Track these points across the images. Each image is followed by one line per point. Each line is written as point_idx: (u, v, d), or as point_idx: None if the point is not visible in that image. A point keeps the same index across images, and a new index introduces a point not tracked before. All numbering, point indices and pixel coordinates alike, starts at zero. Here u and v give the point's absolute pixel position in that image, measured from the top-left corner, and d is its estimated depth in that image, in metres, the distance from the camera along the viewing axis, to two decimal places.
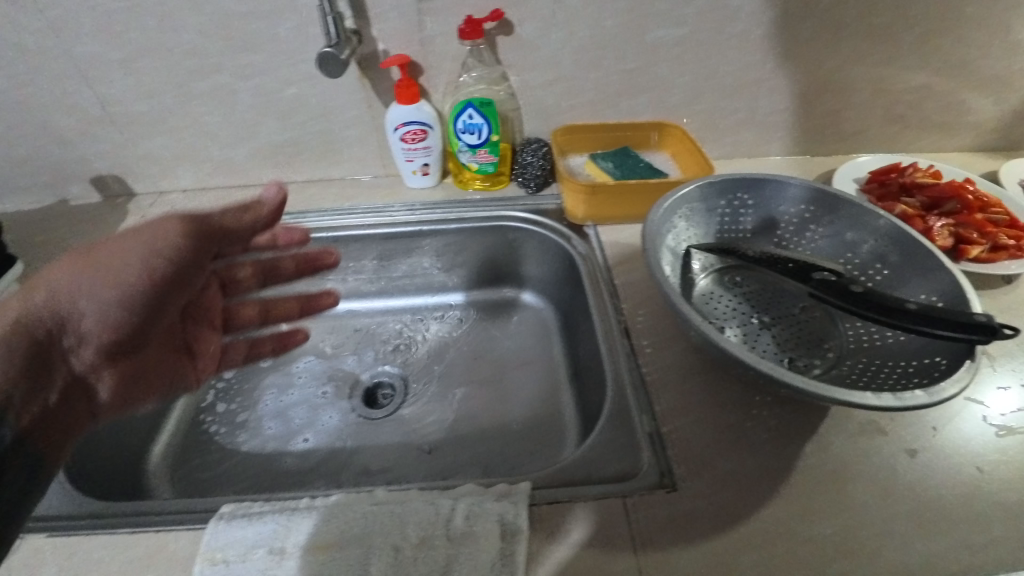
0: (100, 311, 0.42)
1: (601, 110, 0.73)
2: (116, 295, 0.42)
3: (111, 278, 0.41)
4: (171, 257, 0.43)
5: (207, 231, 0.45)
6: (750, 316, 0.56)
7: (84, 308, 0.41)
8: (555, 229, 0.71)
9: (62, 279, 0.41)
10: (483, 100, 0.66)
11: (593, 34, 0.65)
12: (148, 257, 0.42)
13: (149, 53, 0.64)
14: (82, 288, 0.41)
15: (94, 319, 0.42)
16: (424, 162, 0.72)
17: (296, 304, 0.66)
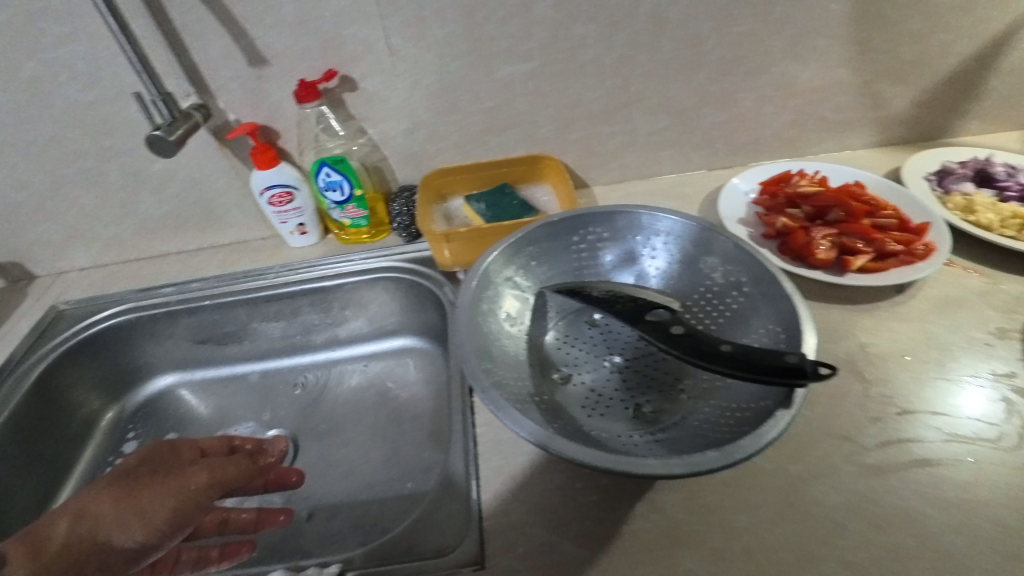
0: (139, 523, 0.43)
1: (471, 150, 0.72)
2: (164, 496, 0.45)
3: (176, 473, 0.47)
4: (181, 500, 0.45)
5: (225, 468, 0.50)
6: (603, 359, 0.53)
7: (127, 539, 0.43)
8: (433, 276, 0.70)
9: (104, 514, 0.43)
10: (335, 157, 0.65)
11: (439, 79, 0.65)
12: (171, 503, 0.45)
13: (15, 147, 0.66)
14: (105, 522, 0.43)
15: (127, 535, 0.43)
16: (298, 222, 0.72)
17: (254, 513, 0.60)
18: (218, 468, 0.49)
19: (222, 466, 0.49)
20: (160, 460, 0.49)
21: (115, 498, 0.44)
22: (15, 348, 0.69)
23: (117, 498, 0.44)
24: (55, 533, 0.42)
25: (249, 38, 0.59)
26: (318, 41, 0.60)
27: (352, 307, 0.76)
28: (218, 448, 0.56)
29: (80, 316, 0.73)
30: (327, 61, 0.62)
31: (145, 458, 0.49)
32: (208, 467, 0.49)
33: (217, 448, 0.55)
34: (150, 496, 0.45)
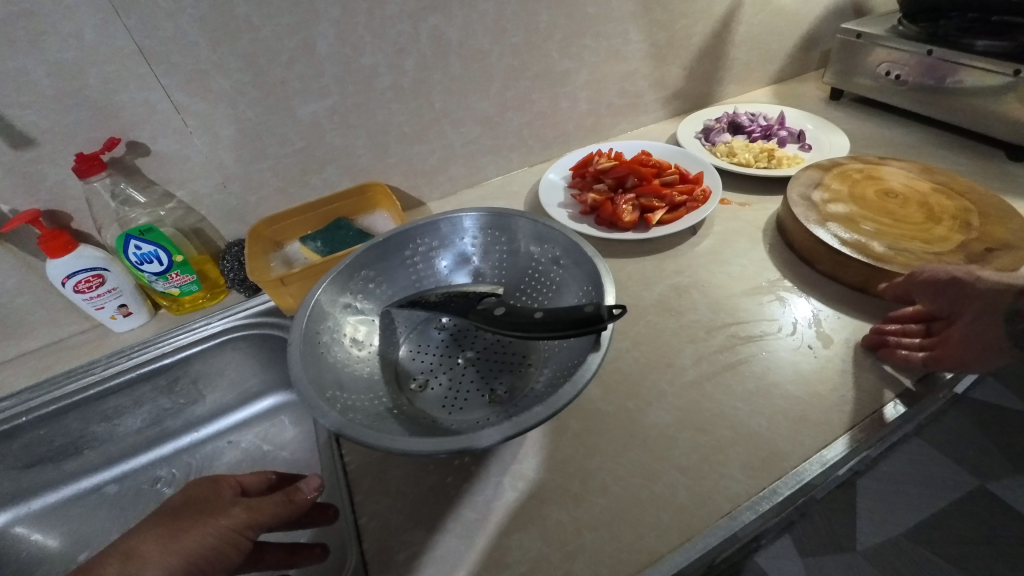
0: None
1: (295, 192, 0.73)
2: (205, 534, 0.38)
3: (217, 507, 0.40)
4: (219, 540, 0.38)
5: (262, 509, 0.40)
6: (454, 358, 0.55)
7: None
8: (283, 325, 0.69)
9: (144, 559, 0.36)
10: (142, 228, 0.61)
11: (240, 129, 0.65)
12: (207, 542, 0.38)
13: None
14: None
15: None
16: (119, 304, 0.66)
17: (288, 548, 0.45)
18: (260, 514, 0.40)
19: (266, 502, 0.41)
20: (208, 492, 0.41)
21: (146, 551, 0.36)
22: None
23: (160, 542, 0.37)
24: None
25: (5, 118, 0.54)
26: (90, 110, 0.57)
27: (204, 378, 0.71)
28: (264, 482, 0.45)
29: None
30: (107, 129, 0.59)
31: (191, 496, 0.41)
32: (250, 506, 0.40)
33: (262, 482, 0.45)
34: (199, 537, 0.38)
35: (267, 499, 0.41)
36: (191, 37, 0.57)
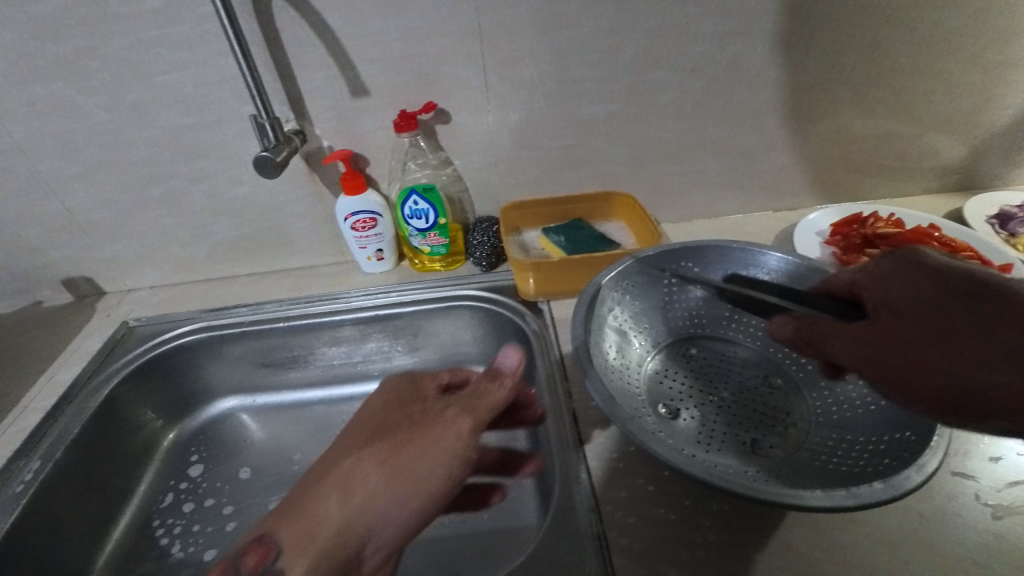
0: (393, 503, 0.41)
1: (547, 185, 0.74)
2: (438, 452, 0.43)
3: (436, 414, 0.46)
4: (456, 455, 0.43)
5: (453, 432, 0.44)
6: (706, 394, 0.52)
7: (392, 505, 0.40)
8: (510, 305, 0.70)
9: (377, 476, 0.42)
10: (427, 186, 0.67)
11: (526, 116, 0.67)
12: (441, 452, 0.43)
13: (108, 165, 0.67)
14: (374, 500, 0.41)
15: (392, 523, 0.40)
16: (377, 248, 0.73)
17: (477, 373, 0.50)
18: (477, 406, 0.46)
19: (455, 426, 0.44)
20: (405, 401, 0.50)
21: (353, 480, 0.42)
22: (84, 366, 0.68)
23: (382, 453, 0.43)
24: (320, 515, 0.40)
25: (354, 70, 0.62)
26: (417, 76, 0.63)
27: (422, 334, 0.75)
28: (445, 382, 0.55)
29: (149, 335, 0.72)
30: (424, 95, 0.64)
31: (390, 399, 0.51)
32: (435, 436, 0.44)
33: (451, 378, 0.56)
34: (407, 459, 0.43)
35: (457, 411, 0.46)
36: (521, 26, 0.61)
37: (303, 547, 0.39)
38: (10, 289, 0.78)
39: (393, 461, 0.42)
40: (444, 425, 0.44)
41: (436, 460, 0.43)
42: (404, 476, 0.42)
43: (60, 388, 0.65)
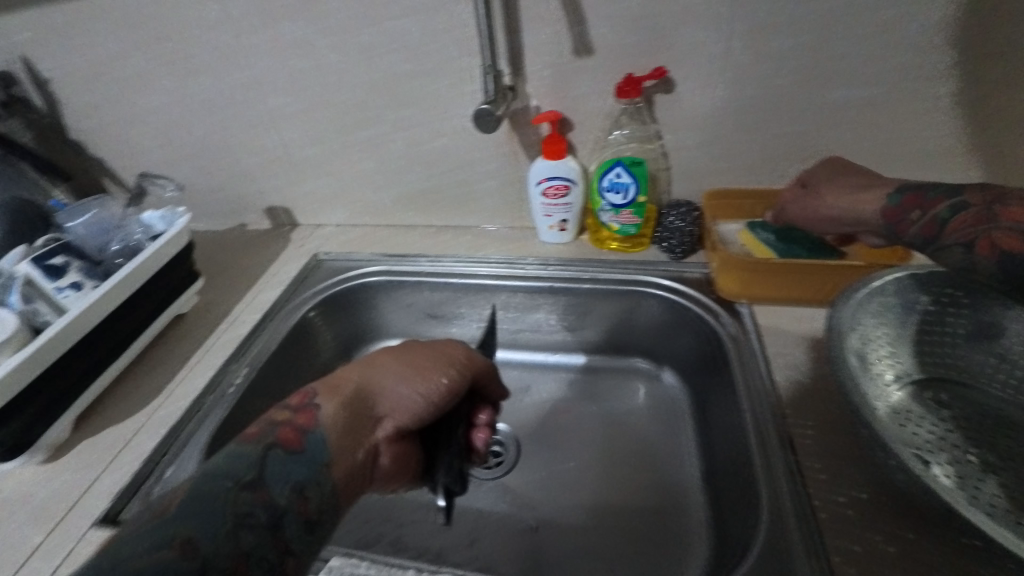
0: (408, 378, 0.46)
1: (762, 174, 0.66)
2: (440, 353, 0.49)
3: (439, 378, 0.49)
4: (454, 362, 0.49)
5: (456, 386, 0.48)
6: (967, 451, 0.44)
7: (401, 390, 0.46)
8: (700, 301, 0.64)
9: (390, 368, 0.47)
10: (635, 159, 0.62)
11: (763, 93, 0.59)
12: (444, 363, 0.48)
13: (326, 105, 0.70)
14: (388, 374, 0.46)
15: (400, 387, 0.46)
16: (562, 218, 0.70)
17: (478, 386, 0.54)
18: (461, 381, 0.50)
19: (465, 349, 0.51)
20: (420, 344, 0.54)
21: (388, 358, 0.48)
22: (282, 289, 0.73)
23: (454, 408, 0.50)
24: (348, 384, 0.45)
25: (585, 25, 0.58)
26: (651, 36, 0.57)
27: (593, 314, 0.71)
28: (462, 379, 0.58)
29: (336, 270, 0.76)
30: (653, 59, 0.59)
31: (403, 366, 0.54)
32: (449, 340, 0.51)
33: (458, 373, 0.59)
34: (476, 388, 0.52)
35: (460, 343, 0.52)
36: None
37: (328, 426, 0.41)
38: (223, 209, 0.86)
39: (394, 368, 0.47)
40: (440, 357, 0.49)
41: (444, 357, 0.49)
42: (401, 361, 0.47)
43: (261, 307, 0.71)
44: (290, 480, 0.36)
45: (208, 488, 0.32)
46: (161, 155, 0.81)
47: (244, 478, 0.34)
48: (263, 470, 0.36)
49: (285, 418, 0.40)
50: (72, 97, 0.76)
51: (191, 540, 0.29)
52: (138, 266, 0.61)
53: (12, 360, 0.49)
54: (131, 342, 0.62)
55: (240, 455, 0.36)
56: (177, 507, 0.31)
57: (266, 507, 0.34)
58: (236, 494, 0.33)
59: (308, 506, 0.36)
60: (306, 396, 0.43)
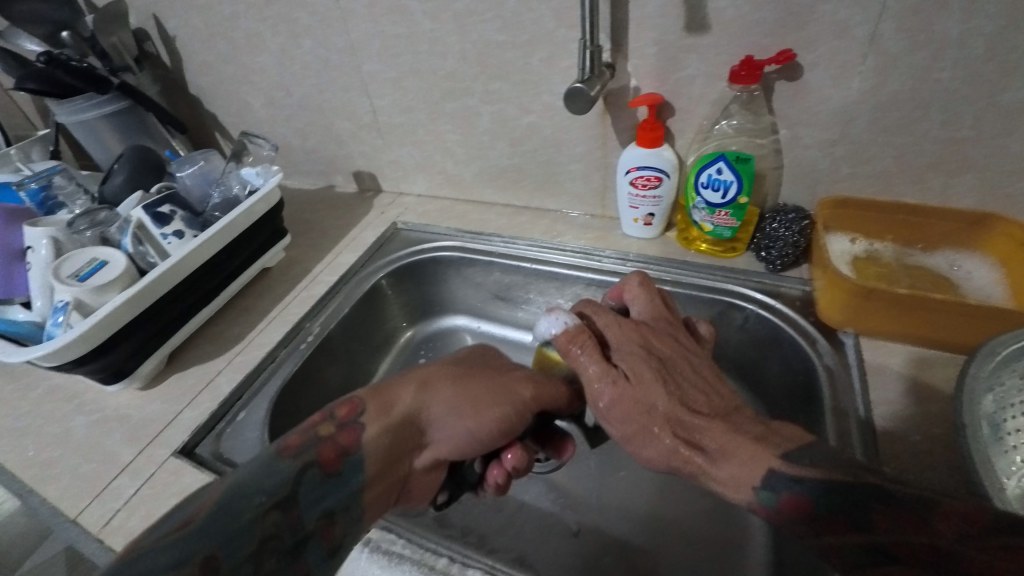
0: (460, 411, 0.49)
1: (895, 185, 0.56)
2: (503, 394, 0.50)
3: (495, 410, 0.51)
4: (518, 404, 0.50)
5: (509, 427, 0.50)
6: None
7: (449, 426, 0.48)
8: (795, 323, 0.56)
9: (448, 395, 0.49)
10: (740, 155, 0.55)
11: (914, 88, 0.49)
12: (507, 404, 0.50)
13: (416, 74, 0.69)
14: (442, 401, 0.49)
15: (450, 422, 0.48)
16: (649, 212, 0.65)
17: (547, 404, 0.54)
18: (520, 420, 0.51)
19: (528, 386, 0.52)
20: (482, 360, 0.56)
21: (447, 382, 0.50)
22: (359, 254, 0.75)
23: (624, 414, 0.50)
24: (399, 402, 0.47)
25: None
26: (780, 13, 0.49)
27: None
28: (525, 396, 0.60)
29: (412, 241, 0.76)
30: (778, 40, 0.51)
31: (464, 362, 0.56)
32: (509, 372, 0.53)
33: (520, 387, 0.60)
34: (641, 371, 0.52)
35: (526, 377, 0.53)
36: None
37: (373, 446, 0.44)
38: (314, 168, 0.89)
39: (448, 395, 0.49)
40: (512, 394, 0.51)
41: (502, 394, 0.50)
42: (461, 393, 0.49)
43: (338, 270, 0.73)
44: (321, 508, 0.39)
45: (243, 503, 0.35)
46: (265, 114, 0.85)
47: (277, 497, 0.37)
48: (298, 489, 0.38)
49: (329, 432, 0.42)
50: (192, 54, 0.82)
51: (214, 551, 0.32)
52: (232, 220, 0.64)
53: (118, 297, 0.54)
54: (222, 289, 0.67)
55: (279, 471, 0.38)
56: (201, 522, 0.33)
57: (291, 529, 0.36)
58: (267, 512, 0.36)
59: (334, 530, 0.39)
60: (356, 408, 0.45)
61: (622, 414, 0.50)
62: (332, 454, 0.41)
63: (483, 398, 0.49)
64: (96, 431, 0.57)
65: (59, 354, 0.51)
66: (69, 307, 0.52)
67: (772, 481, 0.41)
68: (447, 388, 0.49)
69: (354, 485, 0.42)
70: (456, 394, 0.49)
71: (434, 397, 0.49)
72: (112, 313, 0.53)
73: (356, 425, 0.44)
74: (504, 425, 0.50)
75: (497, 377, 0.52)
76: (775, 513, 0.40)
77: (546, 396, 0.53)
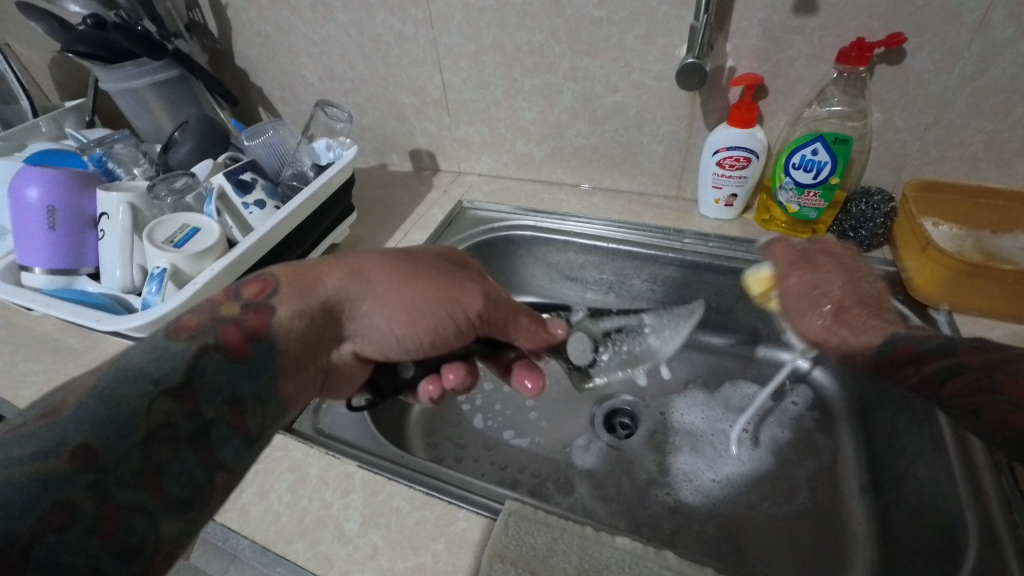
0: (390, 305, 0.43)
1: (980, 169, 0.58)
2: (442, 298, 0.45)
3: (421, 310, 0.44)
4: (453, 311, 0.46)
5: (434, 327, 0.46)
6: None
7: (376, 321, 0.44)
8: (885, 301, 0.58)
9: (375, 286, 0.43)
10: (838, 136, 0.57)
11: (1015, 74, 0.51)
12: (445, 308, 0.45)
13: (498, 48, 0.68)
14: (370, 292, 0.43)
15: (380, 318, 0.44)
16: (733, 192, 0.66)
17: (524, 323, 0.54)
18: (443, 324, 0.46)
19: (484, 288, 0.47)
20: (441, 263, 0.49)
21: (373, 274, 0.43)
22: (432, 230, 0.74)
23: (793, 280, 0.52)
24: (321, 286, 0.41)
25: None
26: None
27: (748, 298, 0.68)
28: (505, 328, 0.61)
29: (482, 219, 0.75)
30: (887, 24, 0.52)
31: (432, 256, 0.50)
32: (451, 275, 0.47)
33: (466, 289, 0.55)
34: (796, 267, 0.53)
35: (479, 291, 0.47)
36: None
37: (290, 337, 0.38)
38: (370, 146, 0.88)
39: (378, 290, 0.43)
40: (457, 296, 0.46)
41: (450, 297, 0.45)
42: (395, 288, 0.43)
43: (413, 246, 0.72)
44: (226, 395, 0.33)
45: (124, 389, 0.28)
46: (321, 88, 0.83)
47: (170, 382, 0.30)
48: (195, 373, 0.32)
49: (235, 316, 0.36)
50: (247, 23, 0.79)
51: (88, 439, 0.26)
52: (315, 191, 0.62)
53: (215, 266, 0.52)
54: (299, 263, 0.64)
55: (168, 356, 0.32)
56: (75, 408, 0.27)
57: (190, 418, 0.30)
58: (155, 401, 0.29)
59: (244, 420, 0.33)
60: (267, 288, 0.39)
61: (798, 293, 0.51)
62: (236, 340, 0.35)
63: (418, 298, 0.44)
64: None
65: (159, 325, 0.48)
66: (165, 275, 0.49)
67: (891, 339, 0.43)
68: (382, 281, 0.43)
69: (279, 372, 0.37)
70: (391, 286, 0.43)
71: (361, 287, 0.42)
72: (210, 283, 0.51)
73: (266, 309, 0.38)
74: (427, 324, 0.45)
75: (431, 275, 0.45)
76: (889, 362, 0.42)
77: (504, 304, 0.50)
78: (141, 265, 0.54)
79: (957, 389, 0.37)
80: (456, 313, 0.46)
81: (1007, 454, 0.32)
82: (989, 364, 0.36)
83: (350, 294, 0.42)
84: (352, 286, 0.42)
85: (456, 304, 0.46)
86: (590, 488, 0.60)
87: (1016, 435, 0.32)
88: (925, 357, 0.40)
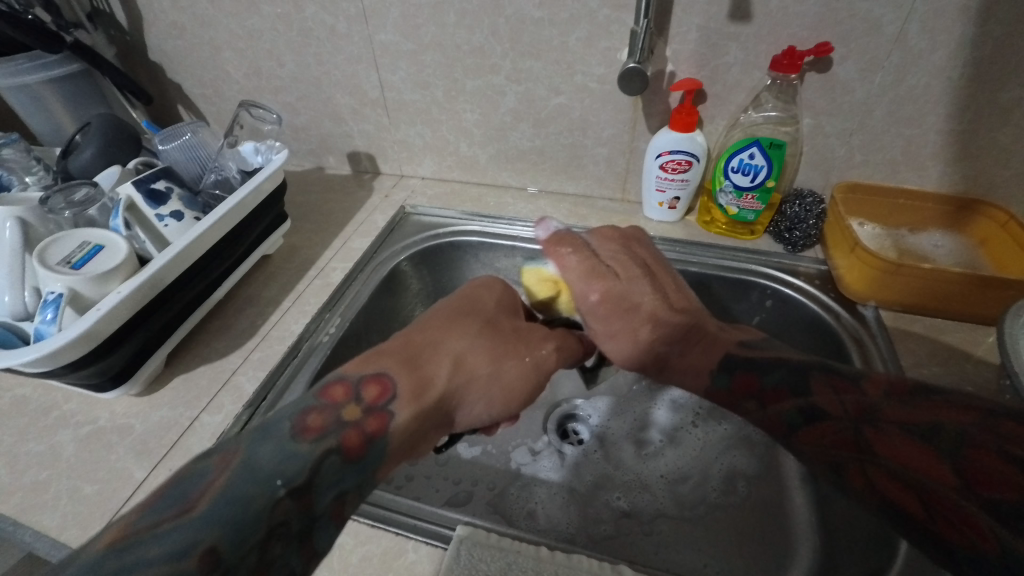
0: (490, 394, 0.46)
1: (899, 172, 0.62)
2: (523, 372, 0.47)
3: (510, 390, 0.46)
4: (539, 379, 0.48)
5: (506, 406, 0.47)
6: None
7: (475, 411, 0.46)
8: (819, 299, 0.61)
9: (478, 374, 0.46)
10: (773, 141, 0.58)
11: (928, 84, 0.54)
12: (532, 379, 0.48)
13: (437, 47, 0.65)
14: (472, 383, 0.45)
15: (477, 409, 0.46)
16: (675, 195, 0.66)
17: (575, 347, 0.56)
18: (522, 397, 0.48)
19: (541, 359, 0.49)
20: (505, 319, 0.52)
21: (469, 372, 0.45)
22: (372, 238, 0.70)
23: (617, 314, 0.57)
24: (435, 384, 0.43)
25: None
26: (820, 7, 0.52)
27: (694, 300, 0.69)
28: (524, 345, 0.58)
29: (426, 225, 0.73)
30: (816, 33, 0.54)
31: (475, 307, 0.51)
32: (524, 355, 0.48)
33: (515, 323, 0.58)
34: (642, 289, 0.57)
35: (550, 340, 0.50)
36: None
37: (404, 431, 0.40)
38: (304, 148, 0.83)
39: (469, 381, 0.45)
40: (545, 367, 0.49)
41: (523, 372, 0.47)
42: (490, 368, 0.46)
43: (353, 256, 0.68)
44: (337, 491, 0.35)
45: (251, 492, 0.31)
46: (247, 86, 0.77)
47: (294, 483, 0.33)
48: (316, 475, 0.34)
49: (354, 419, 0.38)
50: (159, 13, 0.72)
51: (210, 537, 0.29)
52: (240, 200, 0.57)
53: (123, 288, 0.46)
54: (226, 278, 0.59)
55: (295, 455, 0.34)
56: (208, 507, 0.31)
57: (301, 516, 0.33)
58: (278, 501, 0.32)
59: (343, 511, 0.35)
60: (385, 390, 0.41)
61: (610, 308, 0.57)
62: (357, 441, 0.37)
63: (501, 363, 0.47)
64: (91, 447, 0.48)
65: (55, 358, 0.42)
66: (63, 301, 0.43)
67: (729, 365, 0.53)
68: (475, 363, 0.46)
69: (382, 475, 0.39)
70: (485, 368, 0.46)
71: (468, 369, 0.45)
72: (119, 307, 0.46)
73: (384, 412, 0.39)
74: (503, 402, 0.47)
75: (511, 351, 0.48)
76: (733, 393, 0.52)
77: (561, 370, 0.51)
78: (34, 287, 0.48)
79: (816, 434, 0.45)
80: (536, 384, 0.48)
81: (924, 514, 0.37)
82: (853, 417, 0.43)
83: (449, 376, 0.44)
84: (455, 374, 0.44)
85: (539, 375, 0.48)
86: (545, 499, 0.59)
87: (883, 500, 0.39)
88: (775, 396, 0.49)
